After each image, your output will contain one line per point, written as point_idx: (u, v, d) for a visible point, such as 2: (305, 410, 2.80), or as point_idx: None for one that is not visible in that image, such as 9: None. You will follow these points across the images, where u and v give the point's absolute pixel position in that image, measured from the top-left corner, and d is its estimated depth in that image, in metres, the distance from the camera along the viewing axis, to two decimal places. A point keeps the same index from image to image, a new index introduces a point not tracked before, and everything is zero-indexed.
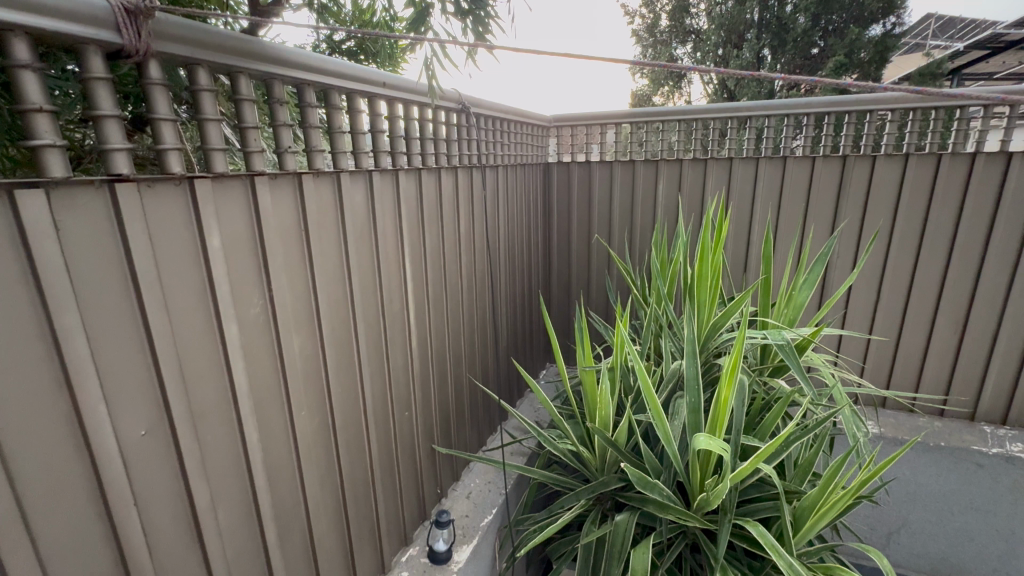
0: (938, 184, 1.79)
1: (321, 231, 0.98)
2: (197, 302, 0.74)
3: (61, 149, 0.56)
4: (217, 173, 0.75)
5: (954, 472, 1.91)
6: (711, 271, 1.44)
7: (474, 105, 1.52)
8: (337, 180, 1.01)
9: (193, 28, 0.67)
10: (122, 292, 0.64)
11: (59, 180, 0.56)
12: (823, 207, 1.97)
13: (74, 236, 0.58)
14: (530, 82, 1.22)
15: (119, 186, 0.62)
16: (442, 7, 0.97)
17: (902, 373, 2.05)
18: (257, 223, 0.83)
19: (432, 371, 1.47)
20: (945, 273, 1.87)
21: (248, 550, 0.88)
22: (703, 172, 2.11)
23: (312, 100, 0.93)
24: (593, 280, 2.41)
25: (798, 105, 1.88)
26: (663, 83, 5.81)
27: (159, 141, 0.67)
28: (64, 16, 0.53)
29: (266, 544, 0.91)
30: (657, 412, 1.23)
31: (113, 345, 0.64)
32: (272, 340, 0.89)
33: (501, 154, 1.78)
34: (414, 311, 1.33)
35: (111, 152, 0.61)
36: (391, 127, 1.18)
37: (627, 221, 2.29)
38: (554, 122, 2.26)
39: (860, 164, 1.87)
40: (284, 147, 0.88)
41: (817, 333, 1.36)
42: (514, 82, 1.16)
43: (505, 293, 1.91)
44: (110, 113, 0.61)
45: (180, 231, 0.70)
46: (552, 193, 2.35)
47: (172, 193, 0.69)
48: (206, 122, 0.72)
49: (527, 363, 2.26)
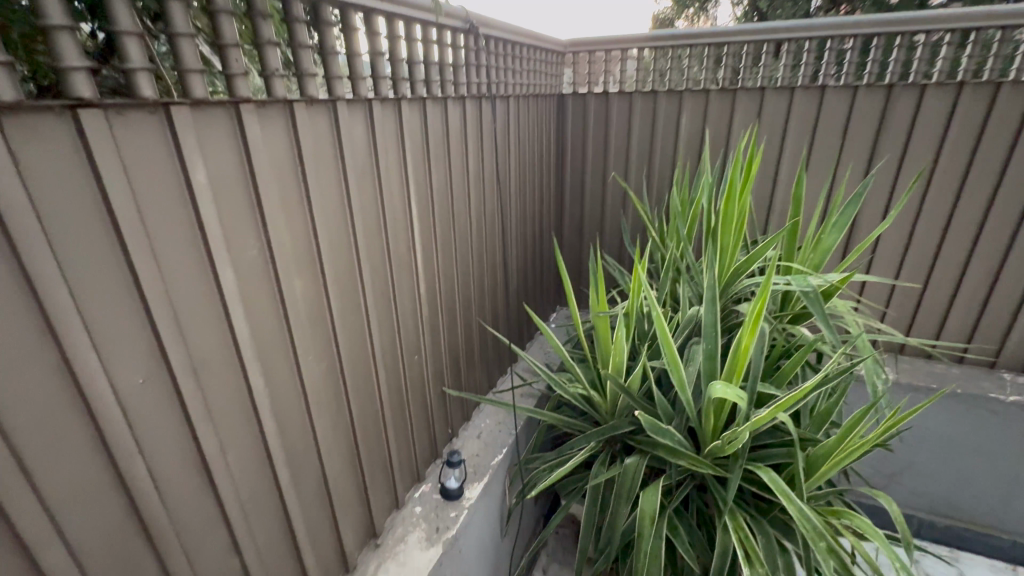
0: (992, 117, 1.63)
1: (319, 167, 0.90)
2: (187, 245, 0.69)
3: (7, 68, 0.48)
4: (196, 100, 0.67)
5: (966, 418, 1.90)
6: (736, 212, 1.35)
7: (483, 25, 1.37)
8: (333, 110, 0.91)
9: None
10: (102, 235, 0.59)
11: (11, 105, 0.49)
12: (861, 143, 1.82)
13: (36, 171, 0.52)
14: None
15: (84, 113, 0.55)
16: None
17: (924, 319, 1.99)
18: (247, 158, 0.75)
19: (441, 314, 1.44)
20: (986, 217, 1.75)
21: (262, 492, 0.89)
22: (731, 104, 1.95)
23: (301, 16, 0.82)
24: (607, 221, 2.31)
25: (847, 24, 1.65)
26: None
27: (123, 60, 0.58)
28: None
29: (280, 485, 0.92)
30: (673, 358, 1.20)
31: (97, 291, 0.59)
32: (272, 285, 0.84)
33: (513, 84, 1.64)
34: (422, 254, 1.27)
35: (69, 73, 0.53)
36: (391, 49, 1.06)
37: (646, 158, 2.16)
38: (570, 48, 2.07)
39: (907, 93, 1.70)
40: (271, 70, 0.78)
41: (846, 280, 1.29)
42: None
43: (515, 234, 1.84)
44: (59, 24, 0.52)
45: (160, 166, 0.64)
46: (566, 128, 2.20)
47: (145, 122, 0.61)
48: (178, 37, 0.63)
49: (537, 305, 2.23)
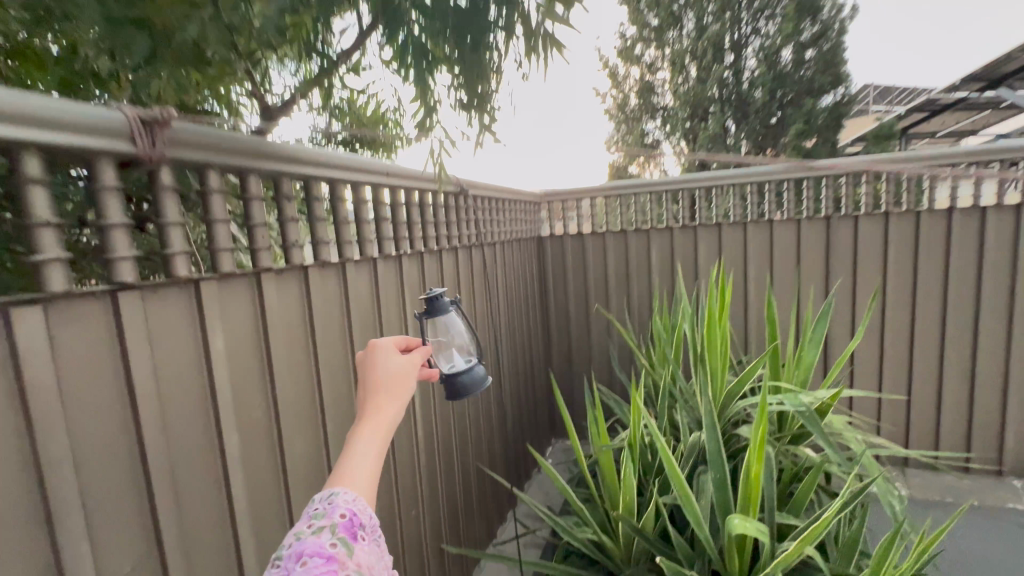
0: (921, 243, 1.95)
1: (326, 323, 0.94)
2: (197, 412, 0.68)
3: (56, 227, 0.52)
4: (224, 273, 0.71)
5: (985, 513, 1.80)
6: (719, 336, 1.44)
7: (471, 187, 1.56)
8: (342, 272, 0.99)
9: (196, 132, 0.64)
10: (113, 405, 0.58)
11: (58, 294, 0.52)
12: (814, 269, 2.08)
13: (69, 344, 0.54)
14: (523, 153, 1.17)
15: (122, 295, 0.58)
16: (449, 100, 0.81)
17: (920, 434, 2.08)
18: (262, 322, 0.79)
19: (439, 460, 1.36)
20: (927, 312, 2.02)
21: None
22: (694, 240, 2.18)
23: (319, 193, 0.91)
24: (594, 353, 2.39)
25: (777, 172, 2.06)
26: None
27: (165, 246, 0.63)
28: (60, 126, 0.51)
29: None
30: (685, 490, 1.14)
31: (103, 462, 0.56)
32: (275, 449, 0.81)
33: (497, 231, 1.82)
34: (420, 397, 1.27)
35: (117, 262, 0.57)
36: (394, 213, 1.17)
37: (624, 290, 2.32)
38: (544, 197, 2.34)
39: (844, 225, 2.02)
40: (290, 241, 0.85)
41: (835, 396, 1.35)
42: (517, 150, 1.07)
43: (508, 370, 1.87)
44: (119, 222, 0.57)
45: (182, 338, 0.66)
46: (547, 265, 2.40)
47: (176, 295, 0.65)
48: (214, 222, 0.70)
49: (535, 441, 2.15)
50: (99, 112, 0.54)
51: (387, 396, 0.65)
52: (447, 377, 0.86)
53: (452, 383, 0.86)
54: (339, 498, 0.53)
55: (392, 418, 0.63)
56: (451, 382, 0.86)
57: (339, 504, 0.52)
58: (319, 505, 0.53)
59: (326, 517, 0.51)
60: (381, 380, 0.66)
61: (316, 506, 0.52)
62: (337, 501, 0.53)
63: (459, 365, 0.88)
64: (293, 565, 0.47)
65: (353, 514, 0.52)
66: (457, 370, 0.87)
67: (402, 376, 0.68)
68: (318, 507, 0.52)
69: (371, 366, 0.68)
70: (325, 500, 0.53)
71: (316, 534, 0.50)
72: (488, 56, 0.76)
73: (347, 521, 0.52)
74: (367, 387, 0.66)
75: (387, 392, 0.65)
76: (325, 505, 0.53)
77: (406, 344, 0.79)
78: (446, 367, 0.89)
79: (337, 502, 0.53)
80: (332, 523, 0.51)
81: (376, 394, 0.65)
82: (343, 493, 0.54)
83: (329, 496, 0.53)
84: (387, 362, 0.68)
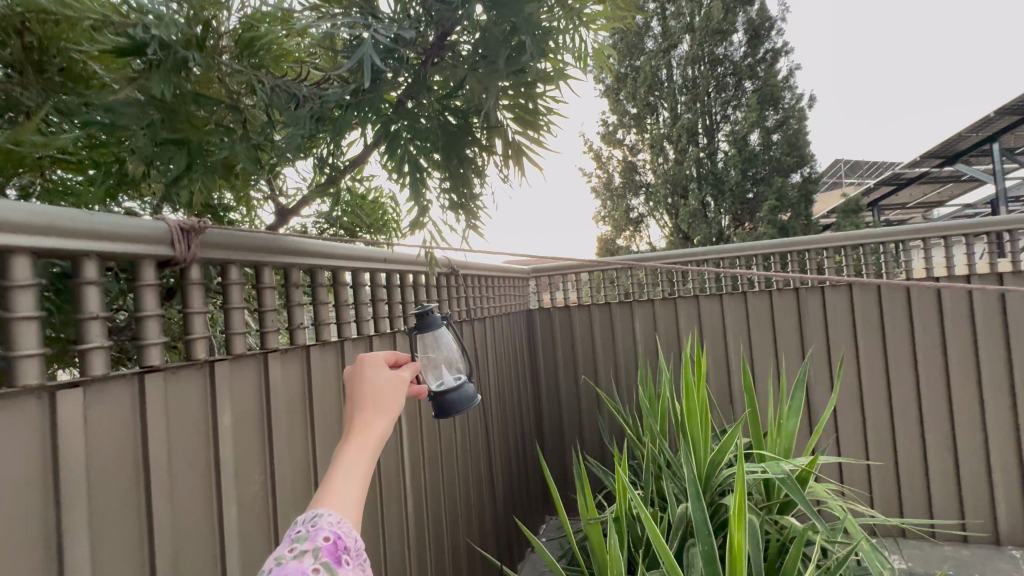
0: (885, 311, 2.11)
1: (324, 398, 1.01)
2: (201, 485, 0.73)
3: (102, 320, 0.62)
4: (236, 354, 0.80)
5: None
6: (698, 406, 1.51)
7: (461, 266, 1.69)
8: (341, 348, 1.07)
9: (223, 234, 0.76)
10: (129, 479, 0.63)
11: (97, 377, 0.60)
12: (790, 338, 2.19)
13: (99, 421, 0.60)
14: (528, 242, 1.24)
15: (148, 376, 0.66)
16: (439, 202, 0.93)
17: (912, 501, 2.09)
18: (266, 398, 0.86)
19: (430, 537, 1.36)
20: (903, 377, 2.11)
21: None
22: (674, 311, 2.30)
23: (323, 279, 1.02)
24: (585, 424, 2.42)
25: (748, 247, 2.26)
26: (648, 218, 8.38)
27: (188, 332, 0.73)
28: (120, 237, 0.62)
29: None
30: (671, 563, 1.15)
31: (114, 533, 0.61)
32: (269, 522, 0.85)
33: (488, 306, 1.94)
34: (410, 470, 1.30)
35: (147, 347, 0.66)
36: (390, 294, 1.28)
37: (611, 360, 2.39)
38: (532, 272, 2.49)
39: (813, 296, 2.17)
40: (296, 323, 0.95)
41: (811, 463, 1.40)
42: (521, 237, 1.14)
43: (499, 443, 1.89)
44: (153, 313, 0.67)
45: (194, 414, 0.73)
46: (536, 336, 2.49)
47: (193, 376, 0.73)
48: (232, 309, 0.80)
49: (527, 517, 2.11)
50: (149, 223, 0.66)
51: (375, 413, 0.65)
52: (436, 395, 0.90)
53: (440, 402, 0.90)
54: (323, 520, 0.53)
55: (379, 436, 0.63)
56: (439, 400, 0.90)
57: (323, 527, 0.53)
58: (302, 528, 0.53)
59: (309, 540, 0.51)
60: (369, 395, 0.66)
61: (299, 529, 0.53)
62: (320, 524, 0.53)
63: (448, 382, 0.91)
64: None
65: (337, 537, 0.52)
66: (445, 388, 0.90)
67: (390, 392, 0.68)
68: (301, 530, 0.53)
69: (359, 381, 0.69)
70: (308, 522, 0.53)
71: (299, 559, 0.50)
72: (472, 165, 0.92)
73: (331, 545, 0.52)
74: (354, 403, 0.66)
75: (375, 410, 0.66)
76: (309, 527, 0.53)
77: (394, 359, 0.79)
78: (435, 384, 0.91)
79: (321, 524, 0.53)
80: (315, 547, 0.51)
81: (363, 412, 0.65)
82: (327, 515, 0.54)
83: (312, 518, 0.54)
84: (375, 378, 0.69)
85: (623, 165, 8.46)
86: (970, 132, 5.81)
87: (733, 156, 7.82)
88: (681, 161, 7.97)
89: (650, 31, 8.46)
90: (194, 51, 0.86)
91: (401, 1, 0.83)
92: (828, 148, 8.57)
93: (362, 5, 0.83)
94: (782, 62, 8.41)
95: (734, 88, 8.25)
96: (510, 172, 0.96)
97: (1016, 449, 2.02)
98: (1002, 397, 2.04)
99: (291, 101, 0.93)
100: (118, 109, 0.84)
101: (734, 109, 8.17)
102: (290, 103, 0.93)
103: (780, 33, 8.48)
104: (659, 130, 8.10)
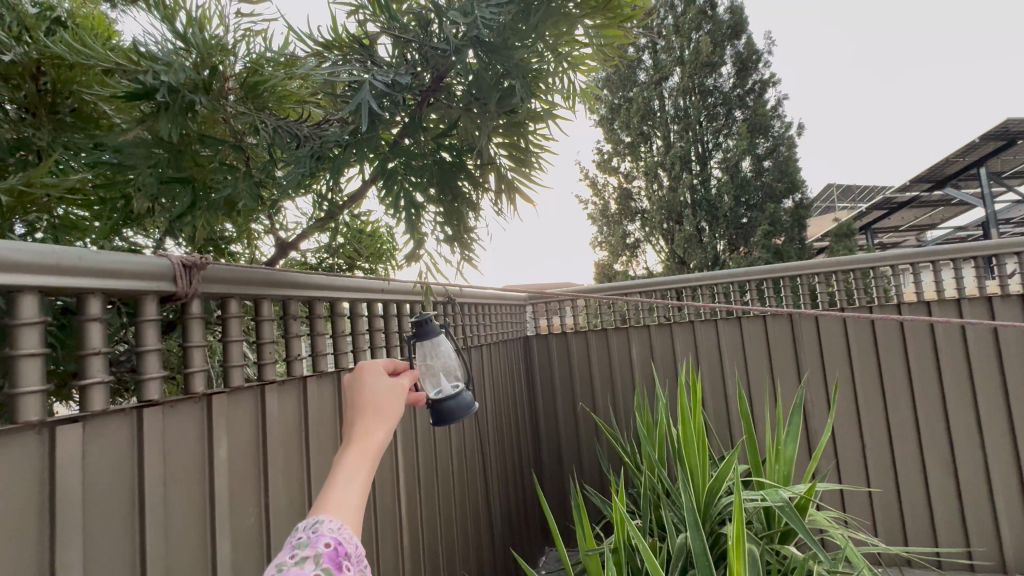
0: (878, 335, 2.13)
1: (320, 428, 1.02)
2: (195, 519, 0.73)
3: (104, 355, 0.63)
4: (233, 387, 0.81)
5: None
6: (695, 433, 1.51)
7: (457, 295, 1.71)
8: (338, 378, 1.08)
9: (223, 269, 0.78)
10: (125, 513, 0.64)
11: (97, 412, 0.61)
12: (786, 363, 2.20)
13: (96, 456, 0.61)
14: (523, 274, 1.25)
15: (147, 410, 0.67)
16: (435, 236, 0.94)
17: (916, 528, 2.06)
18: (262, 430, 0.86)
19: (426, 571, 1.33)
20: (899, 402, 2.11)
21: None
22: (670, 337, 2.32)
23: (321, 311, 1.04)
24: (583, 452, 2.39)
25: (741, 273, 2.29)
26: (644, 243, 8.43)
27: (187, 365, 0.74)
28: (124, 274, 0.64)
29: None
30: None
31: (107, 569, 0.60)
32: (263, 556, 0.84)
33: (484, 334, 1.95)
34: (406, 501, 1.29)
35: (146, 382, 0.68)
36: (386, 323, 1.29)
37: (609, 387, 2.39)
38: (529, 299, 2.50)
39: (806, 321, 2.19)
40: (293, 354, 0.96)
41: (810, 490, 1.39)
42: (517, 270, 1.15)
43: (496, 472, 1.87)
44: (153, 347, 0.69)
45: (190, 447, 0.73)
46: (534, 364, 2.49)
47: (190, 409, 0.74)
48: (230, 342, 0.81)
49: (526, 549, 2.07)
50: (152, 260, 0.68)
51: (375, 419, 0.66)
52: (434, 402, 0.90)
53: (438, 409, 0.90)
54: (324, 527, 0.54)
55: (379, 442, 0.64)
56: (437, 408, 0.90)
57: (323, 533, 0.53)
58: (302, 535, 0.53)
59: (310, 547, 0.52)
60: (368, 402, 0.67)
61: (300, 536, 0.53)
62: (321, 531, 0.54)
63: (446, 390, 0.91)
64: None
65: (337, 544, 0.53)
66: (443, 395, 0.90)
67: (389, 398, 0.69)
68: (301, 537, 0.53)
69: (359, 388, 0.69)
70: (309, 528, 0.54)
71: (299, 565, 0.51)
72: (466, 199, 0.95)
73: (331, 551, 0.52)
74: (354, 408, 0.67)
75: (375, 416, 0.66)
76: (309, 534, 0.53)
77: (394, 366, 0.80)
78: (433, 392, 0.92)
79: (322, 531, 0.53)
80: (315, 554, 0.52)
81: (363, 418, 0.66)
82: (328, 521, 0.55)
83: (313, 525, 0.54)
84: (374, 384, 0.70)
85: (618, 192, 8.60)
86: (957, 158, 5.96)
87: (726, 183, 7.98)
88: (676, 188, 8.10)
89: (642, 64, 8.73)
90: (201, 93, 0.91)
91: (399, 47, 0.88)
92: (818, 174, 8.75)
93: (362, 52, 0.88)
94: (770, 92, 8.69)
95: (725, 117, 8.50)
96: (504, 206, 0.99)
97: (1017, 473, 2.01)
98: (999, 419, 2.04)
99: (294, 141, 0.96)
100: (126, 150, 0.90)
101: (726, 137, 8.38)
102: (292, 143, 0.96)
103: (767, 65, 8.77)
104: (653, 158, 8.29)
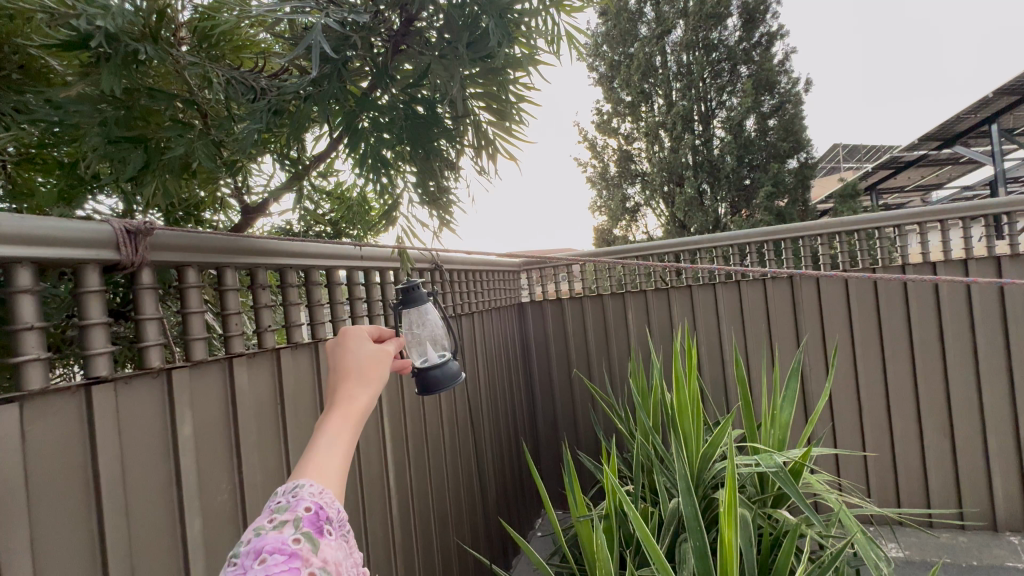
0: (880, 297, 2.07)
1: (297, 401, 0.98)
2: (161, 496, 0.70)
3: (39, 329, 0.58)
4: (196, 361, 0.76)
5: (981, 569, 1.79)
6: (689, 399, 1.47)
7: (446, 262, 1.65)
8: (315, 349, 1.04)
9: (177, 236, 0.72)
10: (78, 496, 0.60)
11: (34, 392, 0.57)
12: (784, 327, 2.16)
13: (39, 438, 0.57)
14: (514, 239, 1.19)
15: (96, 388, 0.63)
16: (410, 198, 0.90)
17: (910, 489, 2.08)
18: (232, 402, 0.83)
19: (417, 539, 1.33)
20: (900, 364, 2.07)
21: None
22: (667, 302, 2.27)
23: (294, 280, 0.98)
24: (578, 419, 2.39)
25: (740, 236, 2.21)
26: (643, 207, 8.31)
27: (139, 339, 0.69)
28: (64, 243, 0.59)
29: None
30: (661, 562, 1.11)
31: (59, 553, 0.57)
32: (239, 531, 0.82)
33: (477, 301, 1.91)
34: (394, 472, 1.27)
35: (92, 357, 0.63)
36: (369, 292, 1.24)
37: (604, 354, 2.37)
38: (523, 265, 2.46)
39: (807, 283, 2.13)
40: (264, 326, 0.91)
41: (805, 454, 1.37)
42: (504, 233, 1.09)
43: (489, 440, 1.86)
44: (98, 320, 0.64)
45: (151, 424, 0.69)
46: (529, 332, 2.48)
47: (149, 384, 0.69)
48: (190, 314, 0.76)
49: (520, 513, 2.10)
50: (91, 226, 0.62)
51: (359, 383, 0.61)
52: (419, 370, 0.85)
53: (423, 378, 0.85)
54: (305, 491, 0.50)
55: (361, 408, 0.60)
56: (422, 377, 0.85)
57: (304, 497, 0.49)
58: (282, 498, 0.49)
59: (289, 511, 0.48)
60: (351, 367, 0.62)
61: (279, 500, 0.49)
62: (301, 494, 0.49)
63: (432, 358, 0.86)
64: (252, 563, 0.44)
65: (319, 508, 0.49)
66: (429, 364, 0.85)
67: (373, 365, 0.64)
68: (281, 501, 0.49)
69: (343, 353, 0.64)
70: (288, 492, 0.50)
71: (279, 529, 0.47)
72: (443, 158, 0.86)
73: (313, 515, 0.48)
74: (338, 372, 0.62)
75: (357, 381, 0.62)
76: (289, 498, 0.49)
77: (378, 334, 0.74)
78: (419, 360, 0.86)
79: (302, 495, 0.49)
80: (295, 517, 0.47)
81: (345, 382, 0.61)
82: (308, 485, 0.50)
83: (293, 489, 0.50)
84: (359, 349, 0.65)
85: (618, 154, 8.39)
86: (968, 114, 5.74)
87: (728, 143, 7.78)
88: (677, 149, 7.90)
89: (644, 16, 8.31)
90: (148, 43, 0.80)
91: None
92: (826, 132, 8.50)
93: None
94: (778, 46, 8.34)
95: (729, 74, 8.18)
96: (486, 164, 0.92)
97: (1016, 435, 2.00)
98: (1000, 382, 2.01)
99: (248, 94, 0.90)
100: (69, 108, 0.80)
101: (730, 95, 8.10)
102: (248, 96, 0.89)
103: (776, 16, 8.36)
104: (654, 118, 8.05)
